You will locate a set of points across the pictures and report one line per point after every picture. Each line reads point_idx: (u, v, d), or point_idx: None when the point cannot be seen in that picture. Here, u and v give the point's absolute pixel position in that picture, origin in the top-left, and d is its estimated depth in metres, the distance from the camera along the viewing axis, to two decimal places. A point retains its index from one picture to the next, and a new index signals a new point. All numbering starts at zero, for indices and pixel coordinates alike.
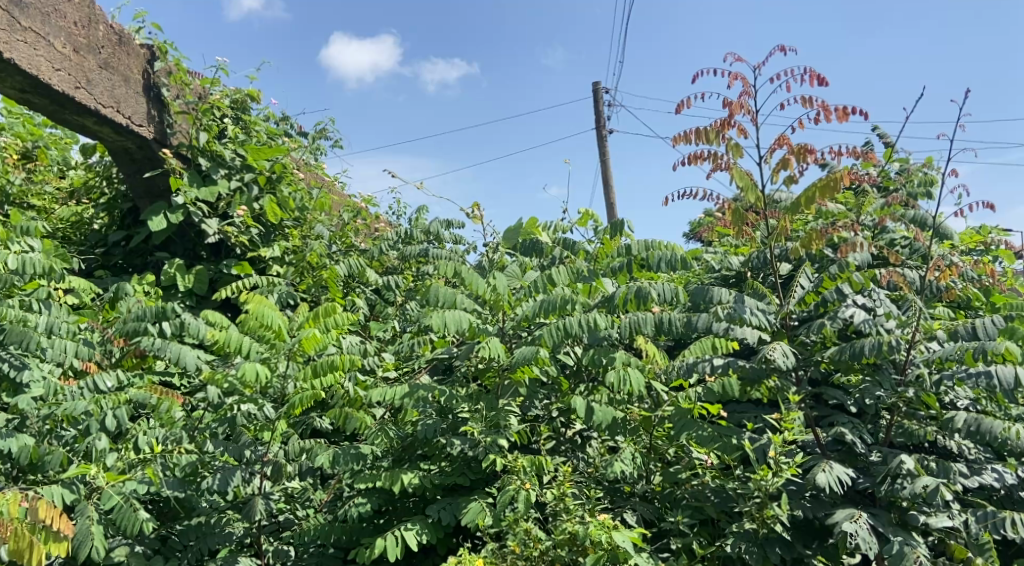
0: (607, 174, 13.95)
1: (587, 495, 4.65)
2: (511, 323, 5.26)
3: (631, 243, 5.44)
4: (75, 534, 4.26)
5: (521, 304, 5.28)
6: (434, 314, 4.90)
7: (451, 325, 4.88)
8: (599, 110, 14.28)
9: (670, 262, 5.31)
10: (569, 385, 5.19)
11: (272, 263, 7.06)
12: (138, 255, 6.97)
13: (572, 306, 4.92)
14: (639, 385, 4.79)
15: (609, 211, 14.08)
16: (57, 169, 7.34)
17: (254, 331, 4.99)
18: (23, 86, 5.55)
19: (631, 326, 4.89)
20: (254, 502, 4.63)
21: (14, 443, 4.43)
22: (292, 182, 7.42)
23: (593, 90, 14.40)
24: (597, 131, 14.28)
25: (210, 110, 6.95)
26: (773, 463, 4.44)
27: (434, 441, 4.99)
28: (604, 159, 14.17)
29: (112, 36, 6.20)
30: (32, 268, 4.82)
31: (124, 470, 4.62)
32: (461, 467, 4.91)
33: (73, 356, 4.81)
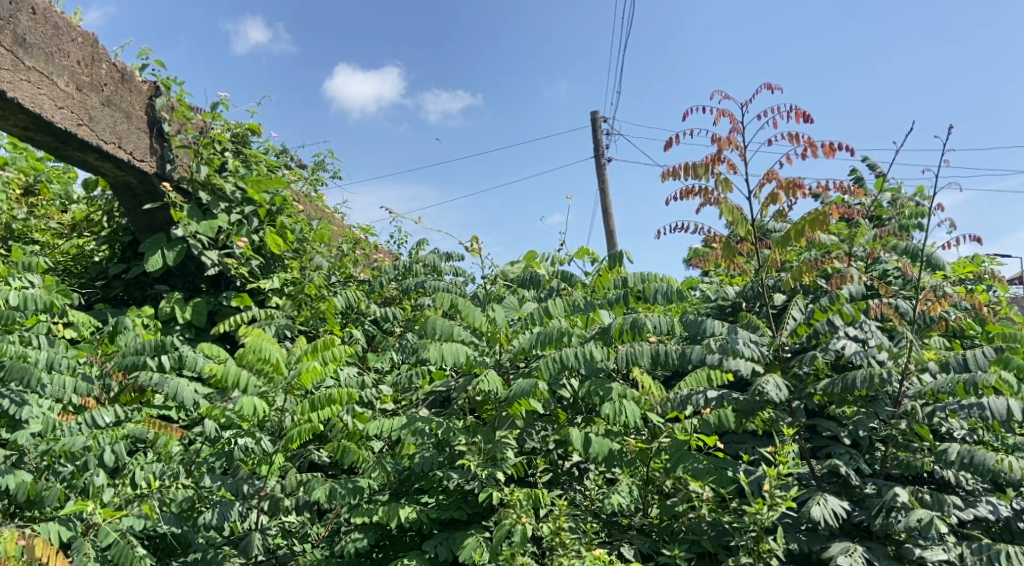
0: (607, 205, 13.99)
1: (584, 530, 4.63)
2: (508, 356, 5.21)
3: (630, 276, 5.44)
4: None
5: (518, 336, 5.26)
6: (431, 346, 4.91)
7: (449, 357, 4.88)
8: (598, 139, 14.38)
9: (667, 294, 5.20)
10: (567, 417, 5.19)
11: (270, 295, 7.09)
12: (138, 287, 6.96)
13: (569, 337, 4.89)
14: (636, 416, 4.75)
15: (609, 240, 14.13)
16: (59, 204, 7.40)
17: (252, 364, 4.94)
18: (26, 124, 5.60)
19: (628, 357, 4.89)
20: (252, 538, 4.62)
21: (12, 479, 4.35)
22: (292, 214, 7.50)
23: (591, 119, 14.50)
24: (596, 160, 14.35)
25: (212, 144, 7.05)
26: (768, 497, 4.43)
27: (431, 475, 4.95)
28: (604, 187, 14.23)
29: (115, 75, 6.28)
30: (35, 303, 4.78)
31: (120, 506, 4.61)
32: (457, 502, 4.90)
33: (71, 393, 4.74)
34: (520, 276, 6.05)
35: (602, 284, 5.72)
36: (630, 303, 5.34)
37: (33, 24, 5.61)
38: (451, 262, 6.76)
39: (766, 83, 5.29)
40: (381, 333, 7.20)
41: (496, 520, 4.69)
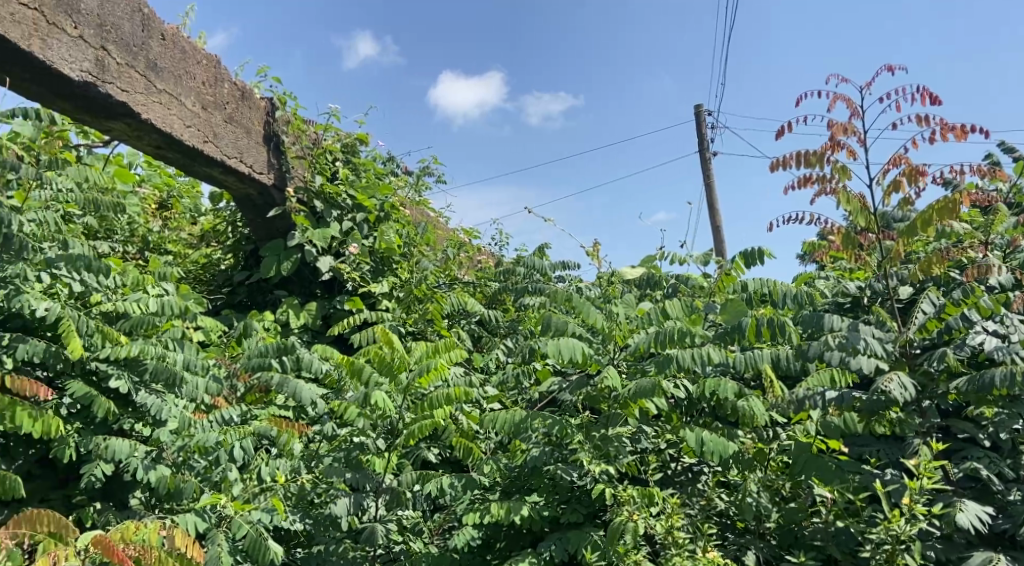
0: (713, 199, 13.86)
1: (699, 529, 4.64)
2: (623, 355, 5.21)
3: (748, 280, 5.46)
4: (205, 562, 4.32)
5: (635, 334, 5.22)
6: (548, 342, 4.95)
7: (564, 352, 4.90)
8: (703, 133, 14.25)
9: (796, 298, 5.36)
10: (681, 420, 5.22)
11: (381, 298, 7.26)
12: (259, 293, 7.22)
13: (690, 337, 4.83)
14: (763, 416, 4.77)
15: (715, 236, 13.98)
16: (190, 216, 7.75)
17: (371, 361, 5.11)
18: (159, 143, 5.87)
19: (747, 360, 4.91)
20: (374, 529, 4.72)
21: (153, 473, 4.57)
22: (400, 219, 7.72)
23: (695, 114, 14.38)
24: (701, 155, 14.23)
25: (324, 155, 7.31)
26: (906, 509, 4.37)
27: (542, 471, 4.95)
28: (709, 182, 14.10)
29: (235, 93, 6.55)
30: (172, 309, 5.02)
31: (250, 499, 4.77)
32: (572, 502, 4.93)
33: (204, 392, 4.93)
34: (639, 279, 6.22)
35: (723, 286, 5.71)
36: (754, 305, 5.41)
37: (163, 49, 5.84)
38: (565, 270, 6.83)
39: (885, 66, 5.20)
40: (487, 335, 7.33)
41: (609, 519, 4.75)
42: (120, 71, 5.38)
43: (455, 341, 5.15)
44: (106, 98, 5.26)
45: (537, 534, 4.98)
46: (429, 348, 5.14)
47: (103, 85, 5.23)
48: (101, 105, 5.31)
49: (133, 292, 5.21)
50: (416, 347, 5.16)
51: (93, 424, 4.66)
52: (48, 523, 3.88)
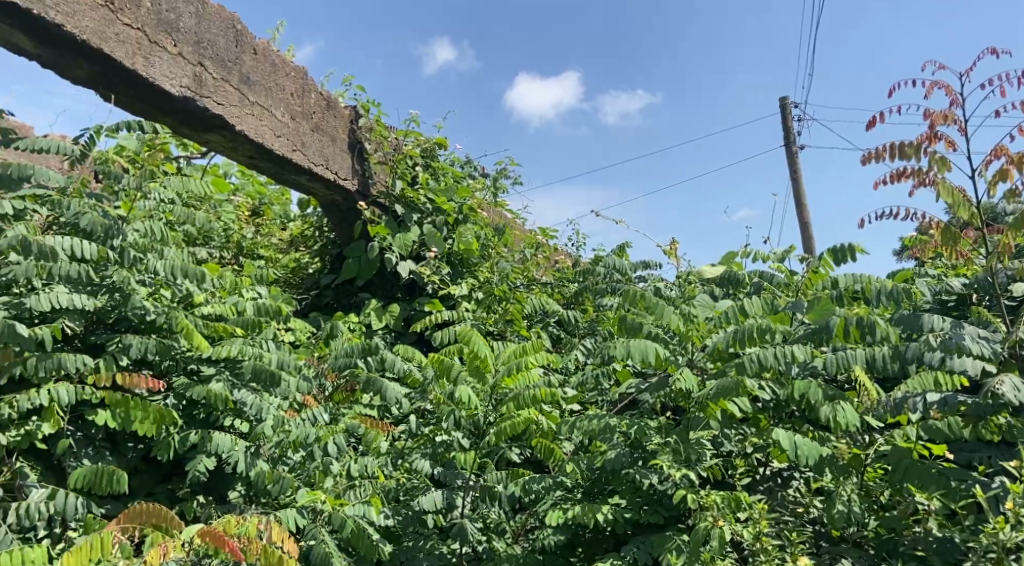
0: (800, 194, 13.73)
1: (789, 538, 4.72)
2: (702, 354, 5.30)
3: (840, 275, 5.46)
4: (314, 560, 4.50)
5: (711, 334, 5.35)
6: (617, 343, 5.06)
7: (635, 353, 5.00)
8: (788, 126, 14.12)
9: (892, 295, 5.12)
10: (768, 422, 5.26)
11: (461, 300, 7.43)
12: (345, 296, 7.46)
13: (768, 334, 4.90)
14: (856, 421, 4.73)
15: (802, 231, 13.82)
16: (280, 222, 8.04)
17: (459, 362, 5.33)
18: (252, 153, 6.14)
19: (839, 362, 4.90)
20: (463, 524, 4.88)
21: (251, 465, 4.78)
22: (478, 221, 7.88)
23: (780, 107, 14.25)
24: (787, 148, 14.10)
25: (405, 160, 7.49)
26: (1012, 515, 4.33)
27: (622, 474, 5.03)
28: (796, 176, 13.97)
29: (321, 102, 6.78)
30: (268, 312, 5.27)
31: (341, 494, 4.98)
32: (654, 505, 4.98)
33: (296, 391, 5.16)
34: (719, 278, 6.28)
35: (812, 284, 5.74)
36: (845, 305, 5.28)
37: (255, 63, 6.10)
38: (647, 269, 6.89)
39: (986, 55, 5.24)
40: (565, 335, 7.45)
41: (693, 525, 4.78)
42: (216, 86, 5.64)
43: (542, 344, 5.33)
44: (204, 112, 5.52)
45: (621, 536, 5.07)
46: (513, 350, 5.40)
47: (201, 99, 5.49)
48: (199, 118, 5.57)
49: (230, 295, 5.47)
50: (504, 350, 5.42)
51: (196, 421, 5.00)
52: (156, 516, 4.12)
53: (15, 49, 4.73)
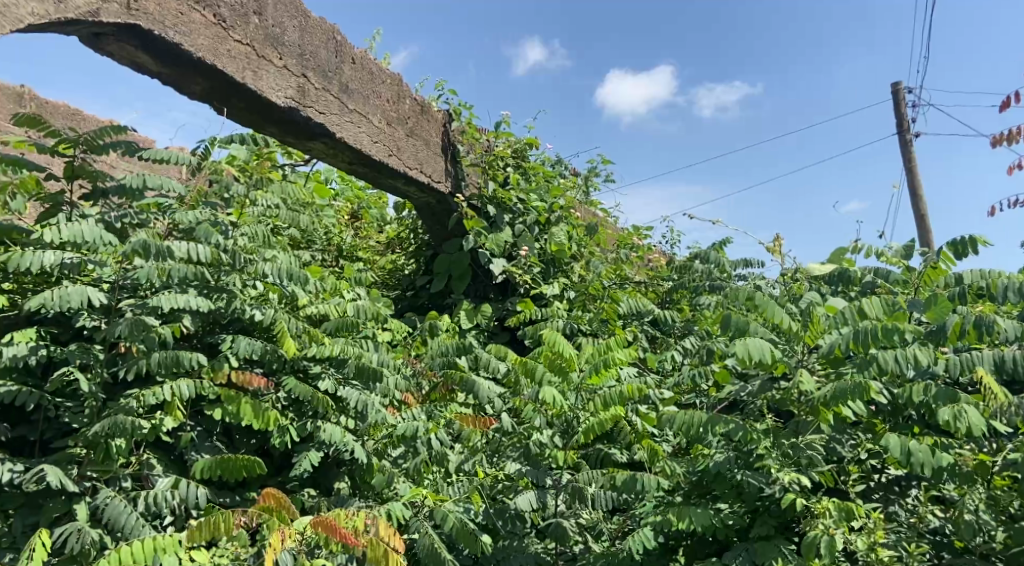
0: (916, 184, 13.35)
1: (907, 550, 4.64)
2: (817, 358, 5.16)
3: (964, 273, 5.29)
4: (424, 555, 4.56)
5: (823, 336, 5.11)
6: (737, 343, 4.93)
7: (756, 354, 4.88)
8: (903, 112, 13.73)
9: (1021, 291, 4.90)
10: (886, 426, 5.13)
11: (554, 300, 7.47)
12: (440, 296, 7.57)
13: (897, 334, 4.75)
14: (981, 425, 4.57)
15: (918, 225, 13.46)
16: (378, 225, 8.11)
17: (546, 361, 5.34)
18: (351, 159, 6.29)
19: (963, 363, 4.80)
20: (560, 523, 4.97)
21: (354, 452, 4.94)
22: (571, 220, 7.91)
23: (893, 92, 13.87)
24: (901, 135, 13.71)
25: (496, 161, 7.56)
26: None
27: (728, 478, 4.90)
28: (911, 166, 13.59)
29: (416, 107, 6.88)
30: (366, 314, 5.41)
31: (440, 489, 5.13)
32: (761, 515, 4.82)
33: (395, 388, 5.28)
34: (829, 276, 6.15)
35: (930, 280, 5.59)
36: (962, 299, 5.09)
37: (353, 72, 6.23)
38: (747, 268, 6.79)
39: None
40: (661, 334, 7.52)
41: (801, 532, 4.73)
42: (318, 96, 5.79)
43: (625, 340, 5.34)
44: (307, 121, 5.69)
45: (725, 543, 4.99)
46: (597, 348, 5.35)
47: (303, 109, 5.65)
48: (301, 127, 5.74)
49: (332, 298, 5.62)
50: (588, 348, 5.39)
51: (304, 417, 5.06)
52: (275, 504, 4.29)
53: (138, 67, 4.92)
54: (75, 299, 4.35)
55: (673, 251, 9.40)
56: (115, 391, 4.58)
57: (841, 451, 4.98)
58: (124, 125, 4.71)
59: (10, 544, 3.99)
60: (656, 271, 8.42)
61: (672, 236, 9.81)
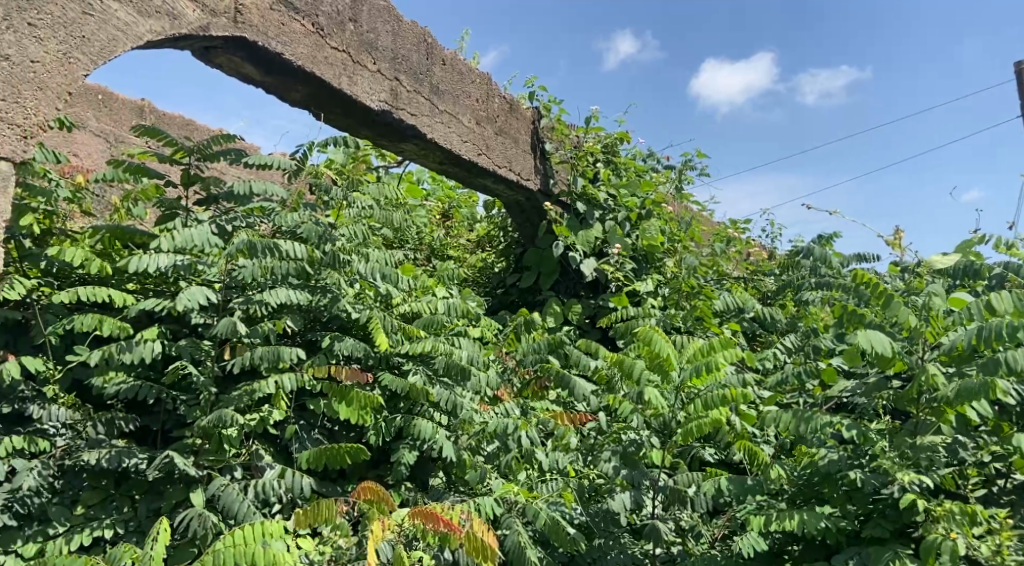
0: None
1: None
2: (935, 353, 4.92)
3: None
4: (509, 552, 4.63)
5: (948, 332, 4.92)
6: (857, 335, 4.77)
7: (877, 346, 4.72)
8: None
9: None
10: (1011, 431, 4.97)
11: (647, 297, 7.46)
12: (530, 293, 7.62)
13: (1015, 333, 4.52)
14: None
15: None
16: (467, 223, 8.29)
17: (649, 361, 5.19)
18: (442, 160, 6.41)
19: None
20: (656, 525, 4.95)
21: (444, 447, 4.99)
22: (663, 215, 7.88)
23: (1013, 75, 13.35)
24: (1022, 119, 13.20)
25: (586, 157, 7.58)
26: None
27: (834, 478, 4.87)
28: None
29: (505, 105, 6.94)
30: (456, 311, 5.48)
31: (534, 486, 5.17)
32: (873, 517, 4.73)
33: (485, 385, 5.43)
34: (952, 267, 5.74)
35: None
36: None
37: (444, 73, 6.32)
38: (861, 262, 6.66)
39: None
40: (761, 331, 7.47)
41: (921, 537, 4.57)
42: (409, 98, 5.92)
43: (732, 341, 5.00)
44: (399, 123, 5.82)
45: (833, 547, 4.89)
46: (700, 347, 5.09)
47: (395, 111, 5.79)
48: (393, 129, 5.88)
49: (425, 295, 5.73)
50: (692, 345, 5.17)
51: (399, 411, 5.24)
52: (372, 494, 4.36)
53: (244, 77, 5.11)
54: (199, 297, 4.59)
55: (774, 246, 9.25)
56: (226, 384, 4.82)
57: (961, 453, 4.86)
58: (234, 135, 4.92)
59: (136, 528, 4.23)
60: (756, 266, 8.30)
61: (772, 230, 9.60)
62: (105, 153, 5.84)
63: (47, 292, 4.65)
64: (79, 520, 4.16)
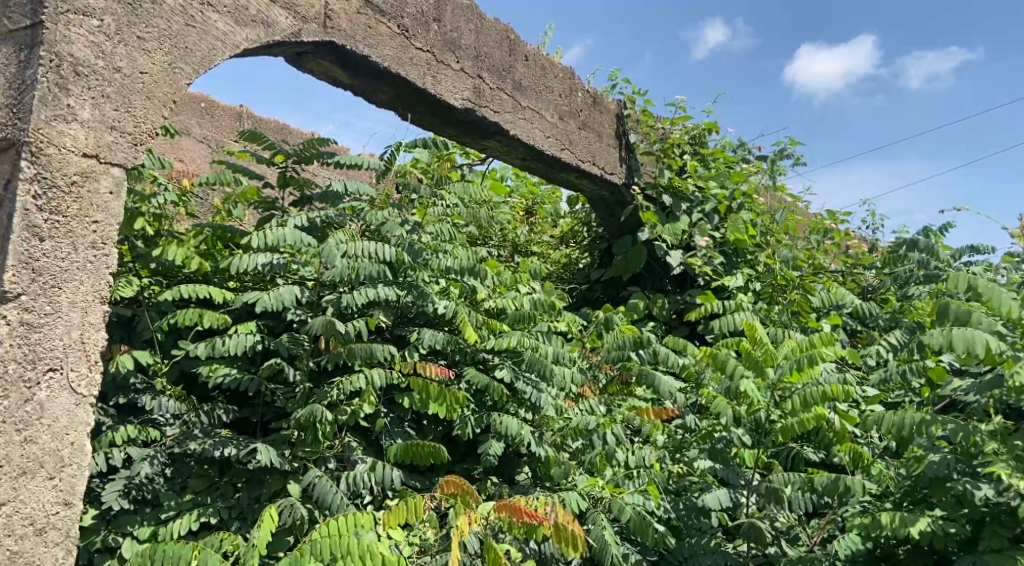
0: None
1: None
2: None
3: None
4: (595, 541, 4.70)
5: None
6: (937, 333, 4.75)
7: (958, 344, 4.65)
8: None
9: None
10: None
11: (737, 292, 7.42)
12: (615, 289, 7.67)
13: None
14: None
15: None
16: (551, 220, 8.40)
17: (750, 361, 5.11)
18: (525, 156, 6.51)
19: None
20: (755, 524, 4.89)
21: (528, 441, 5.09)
22: (754, 207, 7.81)
23: None
24: None
25: (673, 148, 7.59)
26: None
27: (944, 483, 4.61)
28: None
29: (589, 99, 6.99)
30: (540, 307, 5.58)
31: (620, 483, 5.15)
32: (989, 525, 4.47)
33: (571, 382, 5.50)
34: None
35: None
36: None
37: (527, 69, 6.40)
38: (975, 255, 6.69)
39: None
40: (863, 327, 7.35)
41: None
42: (493, 96, 6.04)
43: (832, 338, 5.00)
44: (481, 121, 5.95)
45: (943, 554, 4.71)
46: (800, 344, 5.08)
47: (479, 109, 5.91)
48: (477, 127, 6.01)
49: (508, 292, 5.86)
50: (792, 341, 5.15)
51: (484, 407, 5.36)
52: (455, 487, 4.49)
53: (335, 80, 5.29)
54: (285, 298, 4.77)
55: (875, 239, 9.03)
56: (320, 378, 5.01)
57: None
58: (327, 138, 5.11)
59: (238, 514, 4.43)
60: (855, 260, 8.14)
61: (873, 221, 9.36)
62: (207, 159, 6.15)
63: (156, 289, 4.94)
64: (188, 505, 4.40)
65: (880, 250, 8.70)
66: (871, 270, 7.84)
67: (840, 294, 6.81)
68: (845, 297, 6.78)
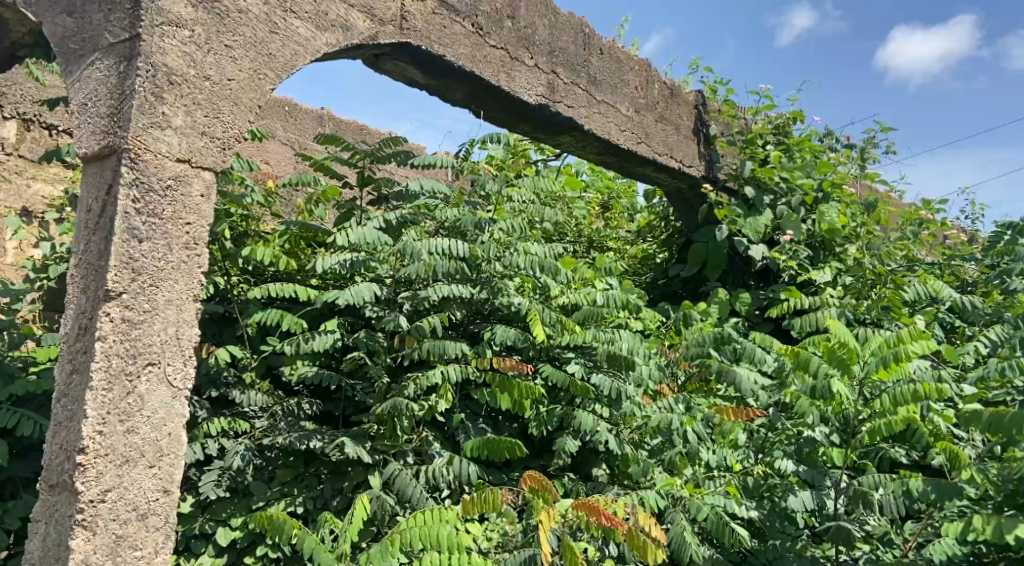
0: None
1: None
2: None
3: None
4: (673, 539, 4.76)
5: None
6: None
7: None
8: None
9: None
10: None
11: (823, 286, 7.32)
12: (694, 285, 7.66)
13: None
14: None
15: None
16: (627, 215, 8.42)
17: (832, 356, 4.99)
18: (600, 150, 6.55)
19: None
20: (843, 526, 4.84)
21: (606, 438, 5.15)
22: (844, 196, 7.62)
23: None
24: None
25: (757, 139, 7.50)
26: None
27: None
28: None
29: (666, 91, 6.97)
30: (615, 303, 5.57)
31: (700, 483, 5.23)
32: None
33: (647, 378, 5.53)
34: None
35: None
36: None
37: (601, 62, 6.43)
38: None
39: None
40: (962, 323, 7.16)
41: None
42: (567, 90, 6.09)
43: (924, 332, 4.85)
44: (556, 116, 6.01)
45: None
46: (886, 340, 4.94)
47: (554, 104, 5.97)
48: (552, 122, 6.07)
49: (584, 287, 5.91)
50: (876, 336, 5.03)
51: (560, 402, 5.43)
52: (536, 483, 4.51)
53: (412, 79, 5.43)
54: (365, 293, 4.91)
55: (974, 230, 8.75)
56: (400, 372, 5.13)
57: None
58: (401, 137, 5.21)
59: (322, 504, 4.59)
60: (954, 251, 7.90)
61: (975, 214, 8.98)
62: (291, 160, 6.35)
63: (245, 288, 5.16)
64: (277, 496, 4.57)
65: (980, 241, 8.42)
66: (970, 262, 7.61)
67: (938, 287, 6.87)
68: (943, 288, 6.85)
